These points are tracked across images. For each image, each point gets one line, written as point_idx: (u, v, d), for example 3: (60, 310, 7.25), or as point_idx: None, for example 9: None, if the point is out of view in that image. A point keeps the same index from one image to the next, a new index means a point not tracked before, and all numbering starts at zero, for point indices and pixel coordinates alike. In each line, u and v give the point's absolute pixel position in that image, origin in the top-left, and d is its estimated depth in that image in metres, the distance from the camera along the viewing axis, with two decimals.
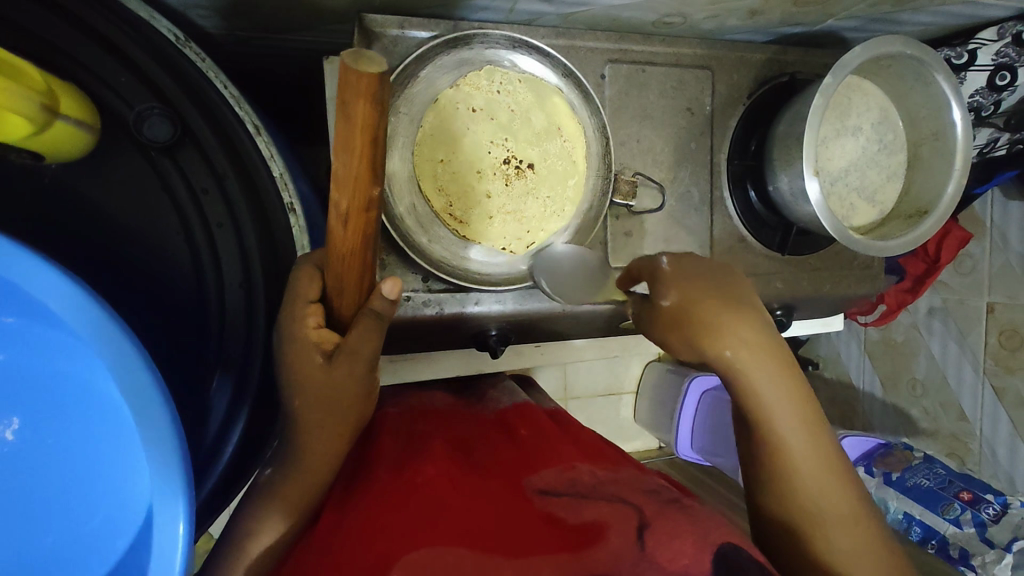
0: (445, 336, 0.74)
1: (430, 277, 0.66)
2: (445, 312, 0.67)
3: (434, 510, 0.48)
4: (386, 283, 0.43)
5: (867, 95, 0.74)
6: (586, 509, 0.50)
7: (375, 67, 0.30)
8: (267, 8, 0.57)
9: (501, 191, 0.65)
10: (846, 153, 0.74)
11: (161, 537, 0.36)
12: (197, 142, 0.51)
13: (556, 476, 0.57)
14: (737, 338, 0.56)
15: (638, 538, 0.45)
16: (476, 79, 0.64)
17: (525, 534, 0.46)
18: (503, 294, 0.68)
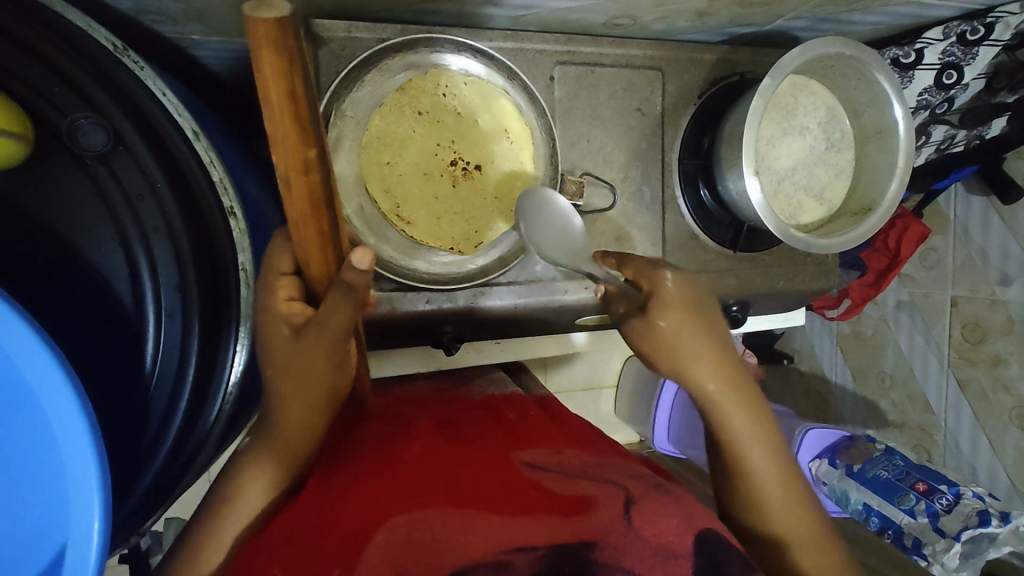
0: (403, 333, 0.75)
1: (382, 277, 0.67)
2: (398, 310, 0.68)
3: (425, 481, 0.52)
4: (355, 254, 0.37)
5: (813, 94, 0.75)
6: (576, 484, 0.53)
7: (274, 12, 0.28)
8: (212, 16, 0.59)
9: (449, 192, 0.67)
10: (793, 151, 0.75)
11: (77, 527, 0.36)
12: (129, 150, 0.52)
13: (544, 455, 0.60)
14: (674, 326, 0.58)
15: (626, 512, 0.48)
16: (422, 82, 0.66)
17: (511, 497, 0.50)
18: (455, 291, 0.69)
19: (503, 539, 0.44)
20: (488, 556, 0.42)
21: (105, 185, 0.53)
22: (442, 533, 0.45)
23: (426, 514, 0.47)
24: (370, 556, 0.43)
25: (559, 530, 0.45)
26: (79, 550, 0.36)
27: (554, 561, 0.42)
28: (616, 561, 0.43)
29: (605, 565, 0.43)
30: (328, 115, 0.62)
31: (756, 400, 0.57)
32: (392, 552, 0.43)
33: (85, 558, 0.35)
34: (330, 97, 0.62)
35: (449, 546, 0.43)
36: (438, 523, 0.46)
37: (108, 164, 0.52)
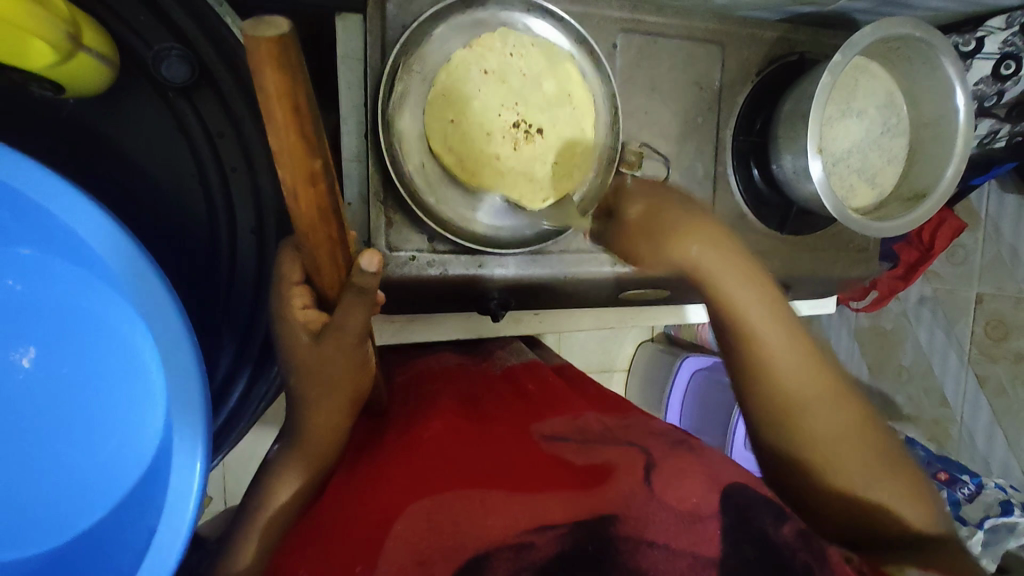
0: (448, 298, 0.75)
1: (436, 238, 0.67)
2: (449, 273, 0.68)
3: (441, 459, 0.50)
4: (364, 256, 0.39)
5: (873, 77, 0.75)
6: (595, 453, 0.52)
7: (274, 30, 0.26)
8: None
9: (511, 154, 0.66)
10: (850, 134, 0.75)
11: (180, 456, 0.39)
12: (213, 85, 0.58)
13: (563, 425, 0.58)
14: (703, 244, 0.57)
15: (647, 479, 0.48)
16: (490, 41, 0.64)
17: (529, 474, 0.48)
18: (506, 258, 0.69)
19: (522, 522, 0.43)
20: (510, 540, 0.41)
21: (186, 116, 0.59)
22: (459, 523, 0.43)
23: (442, 498, 0.45)
24: (389, 549, 0.41)
25: (578, 506, 0.44)
26: (181, 475, 0.38)
27: (575, 538, 0.42)
28: (640, 532, 0.43)
29: (630, 538, 0.43)
30: (396, 70, 0.61)
31: (786, 315, 0.56)
32: (413, 543, 0.41)
33: (186, 485, 0.38)
34: (400, 51, 0.61)
35: (467, 532, 0.42)
36: (454, 508, 0.44)
37: (192, 98, 0.58)
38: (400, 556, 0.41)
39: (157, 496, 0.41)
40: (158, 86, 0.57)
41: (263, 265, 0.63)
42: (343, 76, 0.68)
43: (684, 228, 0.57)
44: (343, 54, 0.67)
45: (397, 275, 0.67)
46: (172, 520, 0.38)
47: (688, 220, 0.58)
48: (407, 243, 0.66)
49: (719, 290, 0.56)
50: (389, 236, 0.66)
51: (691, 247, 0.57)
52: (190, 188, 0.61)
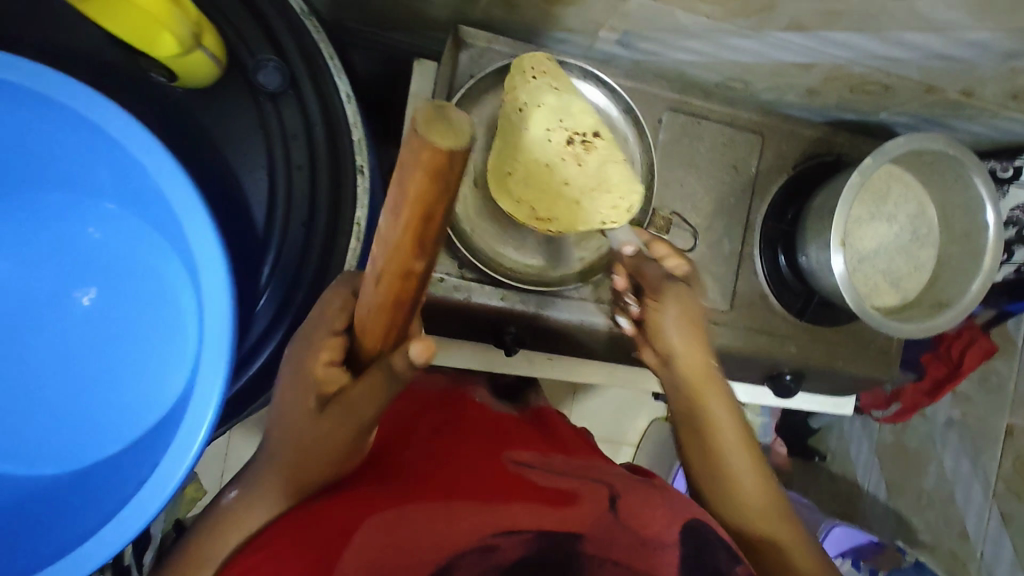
0: (469, 326, 0.79)
1: (466, 266, 0.72)
2: (472, 300, 0.73)
3: (420, 479, 0.53)
4: (416, 347, 0.40)
5: (906, 186, 0.78)
6: (560, 478, 0.55)
7: (451, 138, 0.27)
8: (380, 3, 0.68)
9: (575, 171, 0.67)
10: (878, 235, 0.77)
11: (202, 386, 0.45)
12: (295, 96, 0.66)
13: (533, 453, 0.61)
14: (678, 326, 0.62)
15: (611, 508, 0.51)
16: (513, 83, 0.67)
17: (494, 492, 0.51)
18: (528, 295, 0.74)
19: (484, 536, 0.46)
20: (476, 545, 0.44)
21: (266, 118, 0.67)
22: (426, 538, 0.45)
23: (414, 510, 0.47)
24: (349, 555, 0.42)
25: (544, 517, 0.48)
26: (199, 400, 0.45)
27: (539, 546, 0.45)
28: (603, 551, 0.46)
29: (592, 555, 0.46)
30: (458, 110, 0.69)
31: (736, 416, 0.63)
32: (378, 550, 0.44)
33: (203, 406, 0.45)
34: (463, 95, 0.69)
35: (432, 542, 0.44)
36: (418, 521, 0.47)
37: (279, 104, 0.66)
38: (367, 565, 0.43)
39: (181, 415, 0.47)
40: (253, 87, 0.66)
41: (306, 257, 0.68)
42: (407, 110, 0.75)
43: (685, 315, 0.62)
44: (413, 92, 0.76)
45: (425, 295, 0.71)
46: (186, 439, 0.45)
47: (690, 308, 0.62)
48: (438, 266, 0.71)
49: (693, 380, 0.62)
50: None
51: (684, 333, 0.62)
52: (257, 178, 0.68)
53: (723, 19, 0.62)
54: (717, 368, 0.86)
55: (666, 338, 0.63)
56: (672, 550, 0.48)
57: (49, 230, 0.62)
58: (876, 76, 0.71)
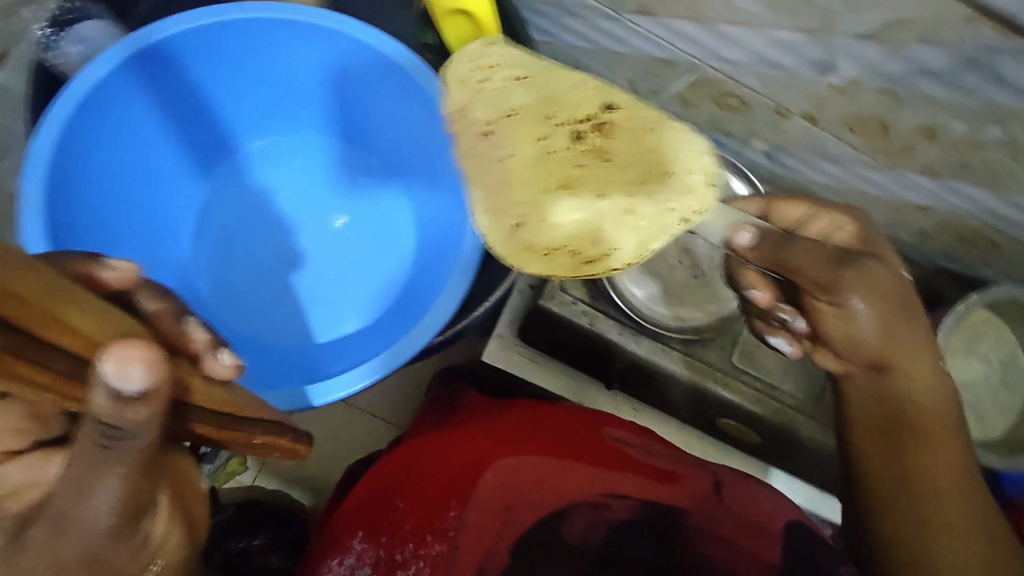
0: (578, 351, 0.89)
1: (595, 296, 0.84)
2: (592, 325, 0.83)
3: (533, 468, 0.68)
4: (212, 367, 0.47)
5: (1005, 335, 0.84)
6: (662, 459, 0.72)
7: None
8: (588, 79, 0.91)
9: (613, 209, 0.67)
10: (971, 372, 0.83)
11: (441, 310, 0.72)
12: None
13: (627, 431, 0.76)
14: (868, 296, 0.59)
15: (714, 490, 0.68)
16: (483, 85, 0.72)
17: (599, 456, 0.70)
18: (642, 336, 0.83)
19: (596, 485, 0.66)
20: (592, 500, 0.64)
21: None
22: (544, 489, 0.65)
23: (532, 466, 0.68)
24: (475, 496, 0.66)
25: (648, 492, 0.66)
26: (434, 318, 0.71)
27: (643, 512, 0.63)
28: (706, 527, 0.63)
29: (696, 529, 0.63)
30: None
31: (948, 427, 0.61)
32: (503, 495, 0.66)
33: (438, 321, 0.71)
34: None
35: (554, 489, 0.65)
36: (529, 472, 0.68)
37: None
38: (499, 498, 0.65)
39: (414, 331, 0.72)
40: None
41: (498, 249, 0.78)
42: None
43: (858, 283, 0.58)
44: None
45: (555, 308, 0.84)
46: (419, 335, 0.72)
47: (825, 267, 0.59)
48: (573, 289, 0.84)
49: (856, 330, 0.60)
50: (563, 277, 0.84)
51: (882, 332, 0.60)
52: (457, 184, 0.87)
53: (865, 150, 0.77)
54: (792, 460, 0.91)
55: (849, 296, 0.58)
56: (773, 542, 0.62)
57: (299, 195, 0.98)
58: (986, 232, 0.81)
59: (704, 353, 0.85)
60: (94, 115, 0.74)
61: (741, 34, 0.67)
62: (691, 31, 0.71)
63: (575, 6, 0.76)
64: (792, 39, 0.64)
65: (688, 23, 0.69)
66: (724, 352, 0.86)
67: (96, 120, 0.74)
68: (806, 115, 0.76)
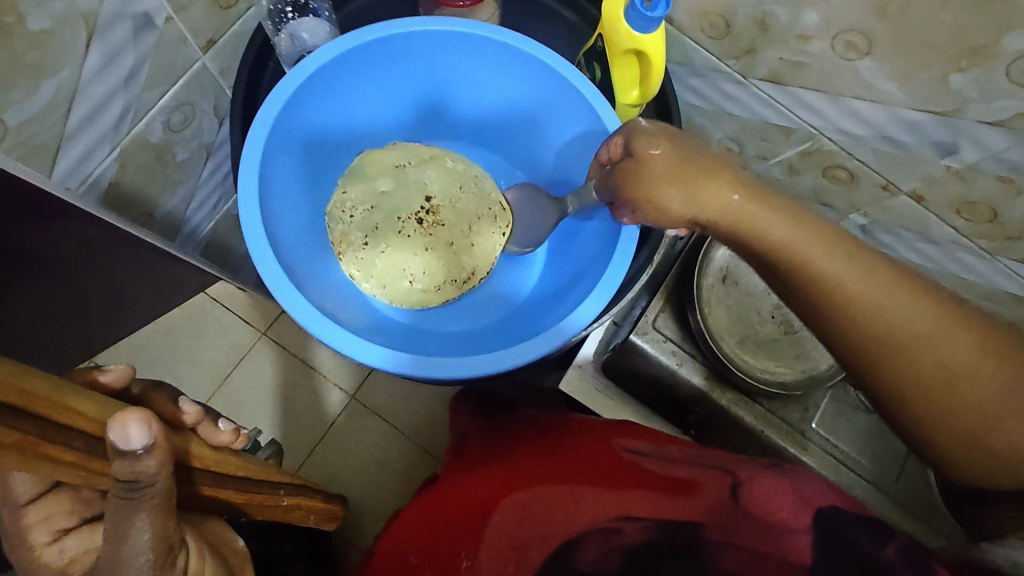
0: (657, 392, 0.90)
1: (684, 339, 0.86)
2: (679, 367, 0.85)
3: (543, 495, 0.65)
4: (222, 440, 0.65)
5: None
6: (674, 467, 0.66)
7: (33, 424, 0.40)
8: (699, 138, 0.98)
9: (413, 230, 0.86)
10: None
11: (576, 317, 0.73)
12: None
13: (645, 444, 0.74)
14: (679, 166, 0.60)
15: (731, 494, 0.58)
16: (351, 237, 0.85)
17: (611, 472, 0.67)
18: (725, 385, 0.85)
19: (608, 506, 0.61)
20: (602, 524, 0.59)
21: None
22: (548, 515, 0.62)
23: (536, 491, 0.66)
24: (492, 532, 0.63)
25: (662, 508, 0.58)
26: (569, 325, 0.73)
27: (660, 531, 0.56)
28: (726, 538, 0.54)
29: (714, 542, 0.54)
30: None
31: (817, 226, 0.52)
32: (513, 533, 0.62)
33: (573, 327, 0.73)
34: None
35: (562, 512, 0.62)
36: (538, 499, 0.65)
37: None
38: (506, 532, 0.63)
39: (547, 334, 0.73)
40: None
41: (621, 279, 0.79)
42: None
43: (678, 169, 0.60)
44: None
45: (645, 346, 0.85)
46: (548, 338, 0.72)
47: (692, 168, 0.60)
48: (664, 329, 0.86)
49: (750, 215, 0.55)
50: (656, 316, 0.86)
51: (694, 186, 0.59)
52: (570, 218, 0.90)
53: (969, 235, 0.79)
54: None
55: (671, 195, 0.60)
56: (803, 536, 0.52)
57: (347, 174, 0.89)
58: None
59: (785, 412, 0.86)
60: (303, 113, 0.78)
61: (867, 109, 0.72)
62: (817, 102, 0.76)
63: (706, 68, 0.83)
64: (919, 119, 0.69)
65: (817, 93, 0.75)
66: (805, 414, 0.86)
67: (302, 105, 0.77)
68: (914, 194, 0.80)
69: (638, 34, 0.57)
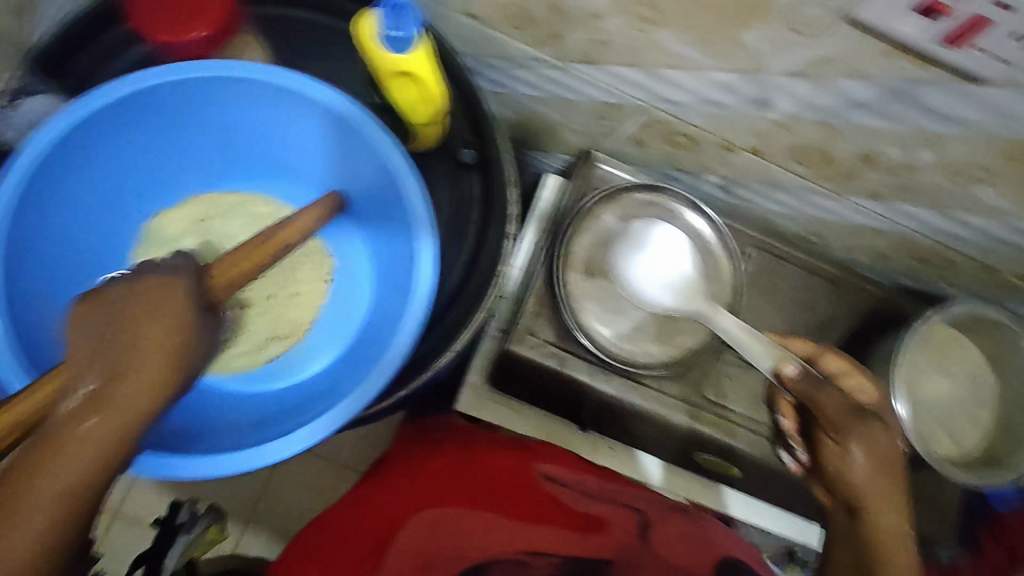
0: (551, 394, 0.87)
1: (564, 338, 0.83)
2: (564, 368, 0.82)
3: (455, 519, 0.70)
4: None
5: (967, 351, 0.85)
6: (590, 502, 0.74)
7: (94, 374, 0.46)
8: (545, 126, 0.94)
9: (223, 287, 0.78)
10: (939, 390, 0.84)
11: (388, 363, 0.61)
12: None
13: (563, 471, 0.79)
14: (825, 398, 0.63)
15: (638, 532, 0.70)
16: None
17: (529, 500, 0.74)
18: (611, 375, 0.83)
19: (515, 538, 0.68)
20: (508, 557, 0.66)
21: None
22: (466, 543, 0.68)
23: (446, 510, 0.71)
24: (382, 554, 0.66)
25: (572, 543, 0.68)
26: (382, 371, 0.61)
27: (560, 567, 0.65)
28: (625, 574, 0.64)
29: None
30: (584, 211, 0.84)
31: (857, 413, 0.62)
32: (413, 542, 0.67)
33: (386, 373, 0.61)
34: (593, 200, 0.85)
35: (467, 540, 0.68)
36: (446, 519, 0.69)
37: (468, 177, 0.71)
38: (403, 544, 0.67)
39: (360, 390, 0.61)
40: (453, 159, 0.71)
41: (460, 298, 0.69)
42: (540, 208, 0.93)
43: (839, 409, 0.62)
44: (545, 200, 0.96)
45: (524, 354, 0.82)
46: (361, 394, 0.61)
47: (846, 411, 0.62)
48: (541, 332, 0.83)
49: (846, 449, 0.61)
50: (530, 322, 0.83)
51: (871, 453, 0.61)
52: None
53: (814, 180, 0.79)
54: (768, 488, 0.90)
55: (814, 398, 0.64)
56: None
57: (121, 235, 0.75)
58: (940, 250, 0.83)
59: (676, 389, 0.84)
60: (35, 215, 0.63)
61: (682, 77, 0.70)
62: (635, 76, 0.73)
63: (525, 59, 0.79)
64: (728, 79, 0.67)
65: (631, 67, 0.72)
66: (697, 386, 0.85)
67: (57, 180, 0.63)
68: (752, 149, 0.78)
69: (394, 54, 0.54)
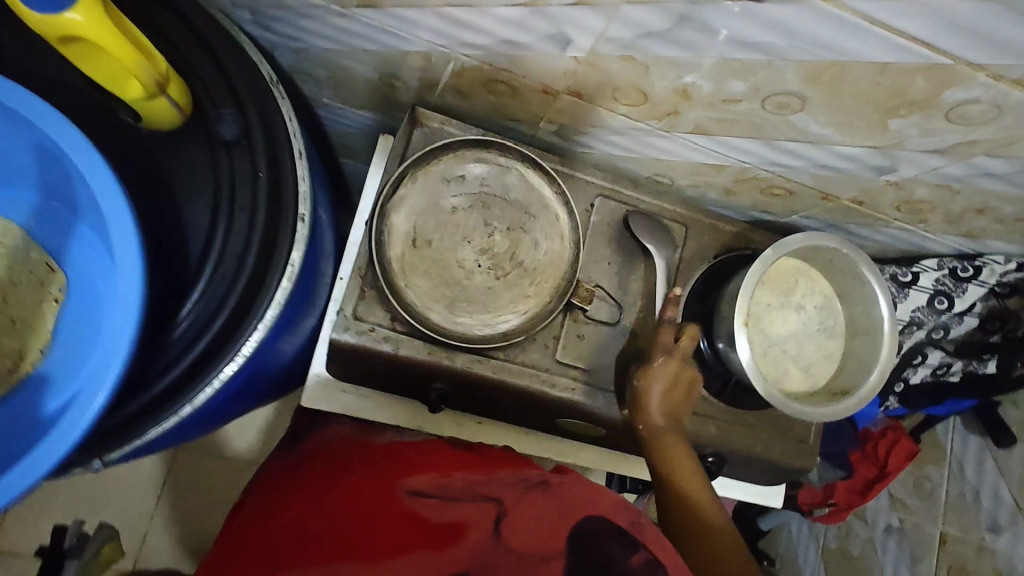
0: (397, 381, 0.80)
1: (398, 319, 0.75)
2: (400, 351, 0.75)
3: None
4: None
5: (813, 282, 0.84)
6: (449, 508, 0.61)
7: None
8: (362, 84, 0.84)
9: None
10: (788, 324, 0.82)
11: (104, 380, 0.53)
12: None
13: (429, 480, 0.66)
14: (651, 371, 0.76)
15: (495, 530, 0.58)
16: None
17: (385, 531, 0.59)
18: (454, 352, 0.76)
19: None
20: None
21: None
22: None
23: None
24: None
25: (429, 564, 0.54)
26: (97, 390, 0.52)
27: None
28: None
29: None
30: (403, 176, 0.76)
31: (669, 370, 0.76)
32: None
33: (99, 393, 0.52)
34: (411, 163, 0.77)
35: None
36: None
37: (229, 153, 0.66)
38: None
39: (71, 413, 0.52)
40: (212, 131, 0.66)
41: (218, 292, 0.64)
42: (370, 181, 0.86)
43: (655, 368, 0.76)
44: (376, 167, 0.87)
45: (355, 343, 0.74)
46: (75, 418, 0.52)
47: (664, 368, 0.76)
48: (371, 315, 0.75)
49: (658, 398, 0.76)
50: (357, 307, 0.75)
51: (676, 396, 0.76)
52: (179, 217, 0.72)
53: (640, 120, 0.73)
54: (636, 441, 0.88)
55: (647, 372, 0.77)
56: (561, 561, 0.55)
57: None
58: (779, 180, 0.80)
59: (526, 356, 0.80)
60: None
61: (467, 16, 0.61)
62: (422, 19, 0.64)
63: (302, 7, 0.68)
64: (515, 14, 0.59)
65: (414, 9, 0.62)
66: (547, 351, 0.80)
67: None
68: (572, 92, 0.71)
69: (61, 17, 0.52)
